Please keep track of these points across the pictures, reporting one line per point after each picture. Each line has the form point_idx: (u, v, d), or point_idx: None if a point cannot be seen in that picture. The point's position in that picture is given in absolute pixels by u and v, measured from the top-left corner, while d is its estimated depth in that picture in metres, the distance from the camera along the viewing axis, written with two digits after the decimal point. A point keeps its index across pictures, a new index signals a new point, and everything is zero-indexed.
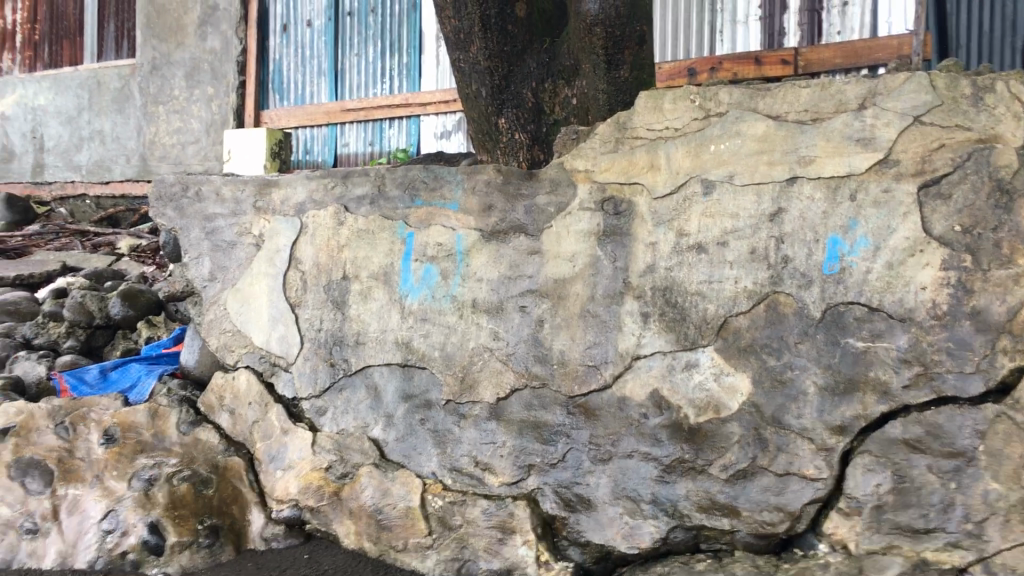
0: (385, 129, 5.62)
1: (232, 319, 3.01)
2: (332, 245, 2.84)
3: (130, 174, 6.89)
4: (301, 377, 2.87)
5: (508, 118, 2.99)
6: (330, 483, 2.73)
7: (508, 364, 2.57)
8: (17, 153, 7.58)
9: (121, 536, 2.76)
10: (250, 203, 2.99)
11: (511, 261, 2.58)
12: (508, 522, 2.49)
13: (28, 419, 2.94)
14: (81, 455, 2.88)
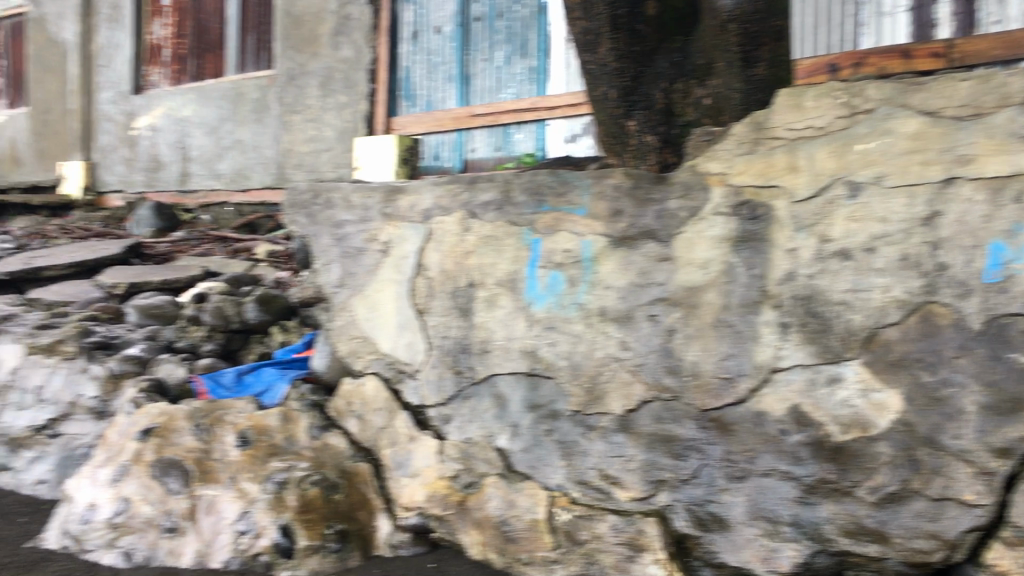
0: (512, 133, 5.60)
1: (360, 326, 3.02)
2: (458, 251, 2.81)
3: (267, 182, 7.13)
4: (427, 385, 2.86)
5: (638, 120, 2.87)
6: (456, 492, 2.71)
7: (637, 375, 2.48)
8: (164, 162, 7.93)
9: (254, 538, 2.71)
10: (378, 210, 3.00)
11: (641, 268, 2.49)
12: (638, 539, 2.41)
13: (168, 420, 3.06)
14: (217, 457, 2.94)
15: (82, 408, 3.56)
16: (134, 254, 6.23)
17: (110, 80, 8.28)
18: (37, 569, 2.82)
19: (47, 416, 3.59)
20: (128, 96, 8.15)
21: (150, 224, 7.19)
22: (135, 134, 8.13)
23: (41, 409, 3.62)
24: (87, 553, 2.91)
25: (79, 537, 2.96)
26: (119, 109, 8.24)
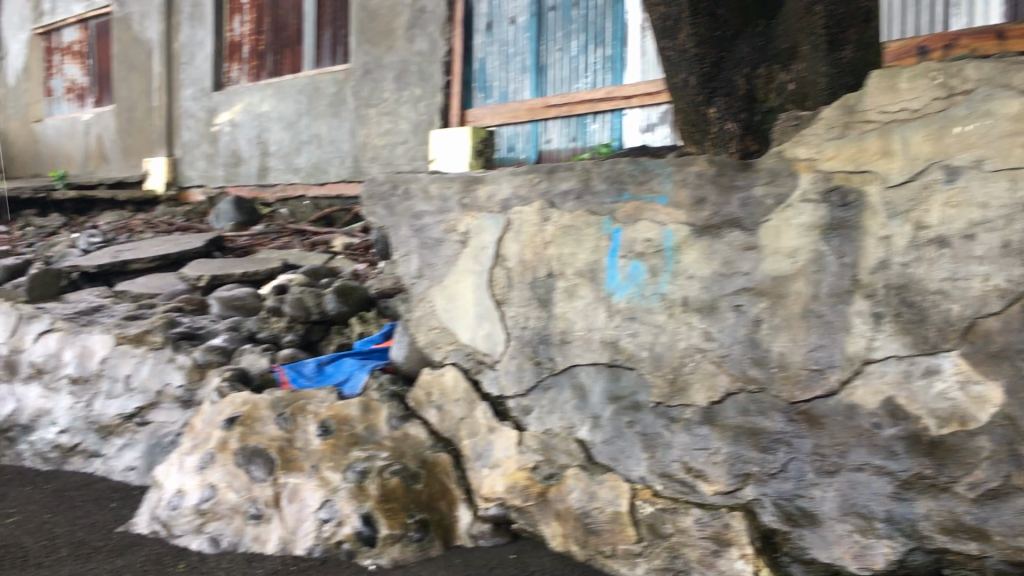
0: (588, 124, 5.56)
1: (439, 316, 3.02)
2: (537, 241, 2.79)
3: (344, 176, 7.22)
4: (507, 375, 2.85)
5: (719, 107, 2.78)
6: (537, 483, 2.67)
7: (722, 366, 2.43)
8: (244, 157, 8.09)
9: (337, 526, 2.74)
10: (456, 200, 2.99)
11: (725, 257, 2.43)
12: (723, 534, 2.36)
13: (252, 409, 3.11)
14: (299, 445, 2.97)
15: (168, 397, 3.65)
16: (216, 247, 6.36)
17: (192, 77, 8.46)
18: (128, 553, 2.97)
19: (136, 404, 3.70)
20: (209, 93, 8.33)
21: (231, 218, 7.33)
22: (216, 129, 8.31)
23: (131, 397, 3.73)
24: (177, 538, 3.00)
25: (168, 522, 3.04)
26: (201, 106, 8.42)
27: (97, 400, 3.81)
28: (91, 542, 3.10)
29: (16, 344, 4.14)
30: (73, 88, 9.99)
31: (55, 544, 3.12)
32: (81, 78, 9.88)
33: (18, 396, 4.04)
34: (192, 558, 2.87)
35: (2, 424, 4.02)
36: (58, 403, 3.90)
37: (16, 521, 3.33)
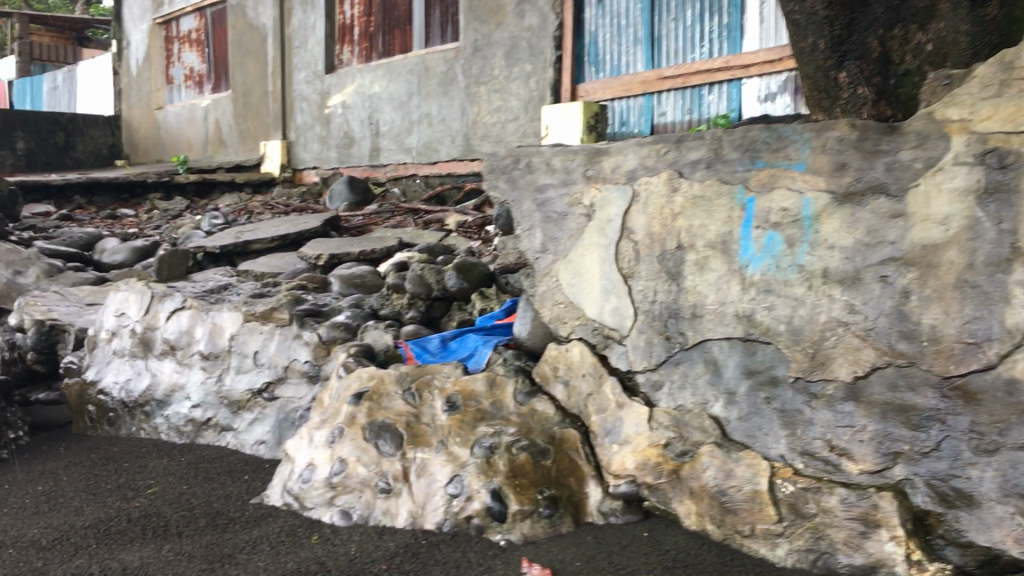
0: (704, 95, 5.43)
1: (565, 291, 2.98)
2: (665, 213, 2.72)
3: (455, 155, 7.25)
4: (635, 350, 2.79)
5: (850, 71, 2.67)
6: (669, 460, 2.60)
7: (868, 340, 2.32)
8: (356, 138, 8.22)
9: (466, 501, 2.75)
10: (581, 172, 2.93)
11: (869, 226, 2.31)
12: (872, 515, 2.26)
13: (379, 384, 3.15)
14: (426, 421, 2.99)
15: (296, 372, 3.73)
16: (332, 227, 6.46)
17: (305, 61, 8.62)
18: (263, 524, 3.04)
19: (265, 379, 3.79)
20: (321, 75, 8.47)
21: (344, 198, 7.45)
22: (330, 111, 8.45)
23: (260, 372, 3.82)
24: (309, 511, 3.05)
25: (300, 495, 3.10)
26: (314, 89, 8.58)
27: (227, 375, 3.92)
28: (227, 512, 3.20)
29: (150, 322, 4.27)
30: (192, 75, 10.29)
31: (194, 514, 3.23)
32: (199, 65, 10.16)
33: (153, 371, 4.19)
34: (324, 530, 2.92)
35: (138, 399, 4.18)
36: (191, 378, 4.03)
37: (156, 492, 3.47)
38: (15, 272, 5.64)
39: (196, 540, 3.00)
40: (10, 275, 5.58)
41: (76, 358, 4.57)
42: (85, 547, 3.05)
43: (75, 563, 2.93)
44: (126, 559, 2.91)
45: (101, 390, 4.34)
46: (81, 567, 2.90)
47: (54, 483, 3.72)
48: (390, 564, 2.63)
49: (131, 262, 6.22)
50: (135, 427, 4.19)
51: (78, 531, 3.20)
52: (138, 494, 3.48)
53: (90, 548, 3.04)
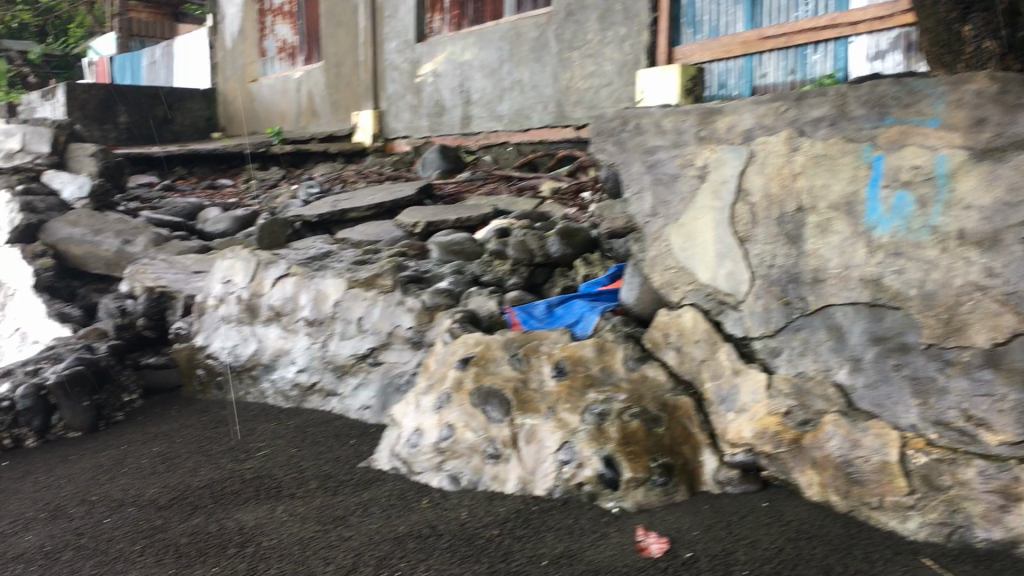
0: (808, 55, 5.21)
1: (676, 256, 2.91)
2: (784, 173, 2.61)
3: (547, 121, 7.18)
4: (752, 316, 2.71)
5: (975, 25, 2.51)
6: (790, 429, 2.52)
7: (1008, 306, 2.19)
8: (447, 107, 8.21)
9: (577, 467, 2.71)
10: (693, 133, 2.84)
11: (1012, 184, 2.17)
12: (1014, 488, 2.15)
13: (486, 350, 3.13)
14: (534, 387, 2.96)
15: (399, 338, 3.75)
16: (427, 195, 6.47)
17: (396, 29, 8.63)
18: (373, 487, 3.08)
19: (369, 344, 3.82)
20: (412, 44, 8.47)
21: (437, 166, 7.47)
22: (420, 80, 8.46)
23: (364, 338, 3.85)
24: (417, 475, 3.06)
25: (408, 460, 3.11)
26: (404, 58, 8.60)
27: (331, 341, 3.96)
28: (337, 475, 3.24)
29: (256, 289, 4.35)
30: (285, 47, 10.41)
31: (304, 476, 3.28)
32: (292, 37, 10.27)
33: (260, 337, 4.27)
34: (434, 495, 2.93)
35: (246, 363, 4.27)
36: (296, 344, 4.09)
37: (266, 454, 3.54)
38: (124, 242, 5.86)
39: (308, 502, 3.05)
40: (120, 244, 5.84)
41: (185, 324, 4.72)
42: (202, 507, 3.15)
43: (193, 522, 3.04)
44: (241, 520, 3.00)
45: (210, 355, 4.44)
46: (199, 526, 3.01)
47: (168, 444, 3.84)
48: (502, 530, 2.62)
49: (233, 232, 6.34)
50: (243, 390, 4.28)
51: (194, 490, 3.30)
52: (249, 455, 3.56)
53: (206, 507, 3.13)
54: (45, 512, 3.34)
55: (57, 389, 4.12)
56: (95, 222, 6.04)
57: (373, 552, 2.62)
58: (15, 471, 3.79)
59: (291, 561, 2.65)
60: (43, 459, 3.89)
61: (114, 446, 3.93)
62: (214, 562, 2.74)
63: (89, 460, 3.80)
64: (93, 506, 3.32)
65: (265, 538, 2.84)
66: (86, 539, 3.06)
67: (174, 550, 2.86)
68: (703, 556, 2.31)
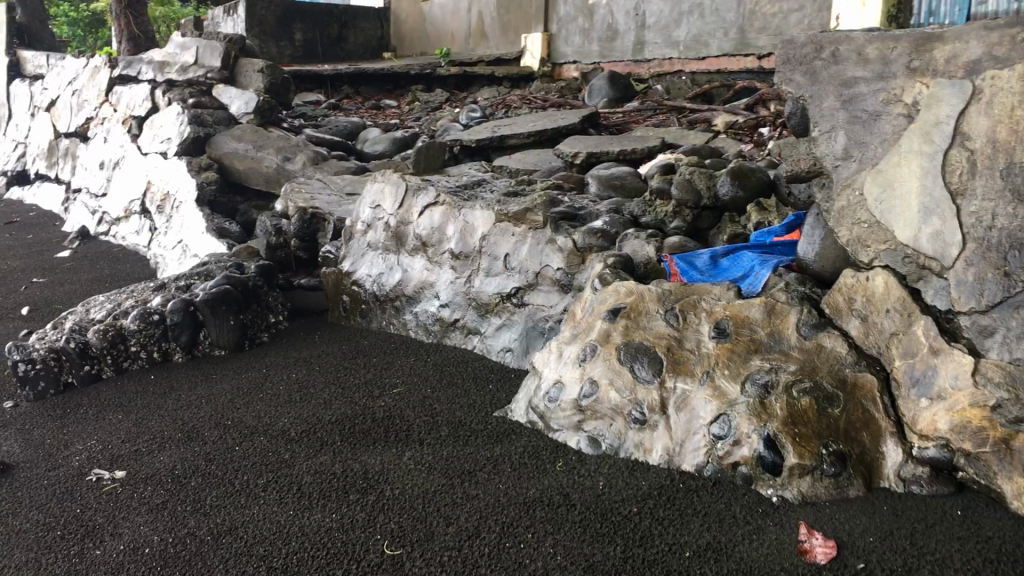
0: None
1: (871, 209, 2.46)
2: (1018, 116, 2.10)
3: (727, 49, 6.70)
4: (960, 286, 2.25)
5: None
6: (998, 427, 2.12)
7: None
8: (620, 31, 7.78)
9: (733, 445, 2.37)
10: (903, 64, 2.37)
11: None
12: None
13: (638, 301, 2.80)
14: (690, 347, 2.61)
15: (547, 280, 3.46)
16: (591, 124, 6.11)
17: None
18: (506, 441, 2.85)
19: (515, 284, 3.56)
20: None
21: (603, 94, 7.06)
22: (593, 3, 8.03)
23: (510, 276, 3.59)
24: (555, 432, 2.81)
25: (545, 414, 2.86)
26: None
27: (477, 278, 3.74)
28: (470, 423, 3.03)
29: (404, 216, 4.14)
30: None
31: (436, 421, 3.09)
32: None
33: (405, 267, 4.10)
34: (571, 457, 2.67)
35: (389, 293, 4.13)
36: (441, 277, 3.90)
37: (401, 393, 3.38)
38: (285, 158, 5.84)
39: (437, 451, 2.86)
40: (280, 161, 5.82)
41: (334, 248, 4.56)
42: (330, 444, 3.03)
43: (319, 460, 2.92)
44: (367, 462, 2.85)
45: (355, 282, 4.31)
46: (324, 465, 2.88)
47: (307, 372, 3.74)
48: (641, 507, 2.33)
49: (392, 153, 6.22)
50: (386, 321, 4.17)
51: (324, 426, 3.18)
52: (383, 393, 3.41)
53: (334, 446, 3.01)
54: (180, 432, 3.30)
55: (204, 307, 4.10)
56: (259, 137, 6.01)
57: (498, 517, 2.39)
58: (160, 386, 3.79)
59: (412, 517, 2.47)
60: (187, 376, 3.89)
61: (255, 369, 3.88)
62: (335, 507, 2.59)
63: (229, 382, 3.76)
64: (226, 431, 3.26)
65: (389, 486, 2.67)
66: (215, 465, 2.99)
67: (296, 489, 2.74)
68: (879, 570, 1.97)
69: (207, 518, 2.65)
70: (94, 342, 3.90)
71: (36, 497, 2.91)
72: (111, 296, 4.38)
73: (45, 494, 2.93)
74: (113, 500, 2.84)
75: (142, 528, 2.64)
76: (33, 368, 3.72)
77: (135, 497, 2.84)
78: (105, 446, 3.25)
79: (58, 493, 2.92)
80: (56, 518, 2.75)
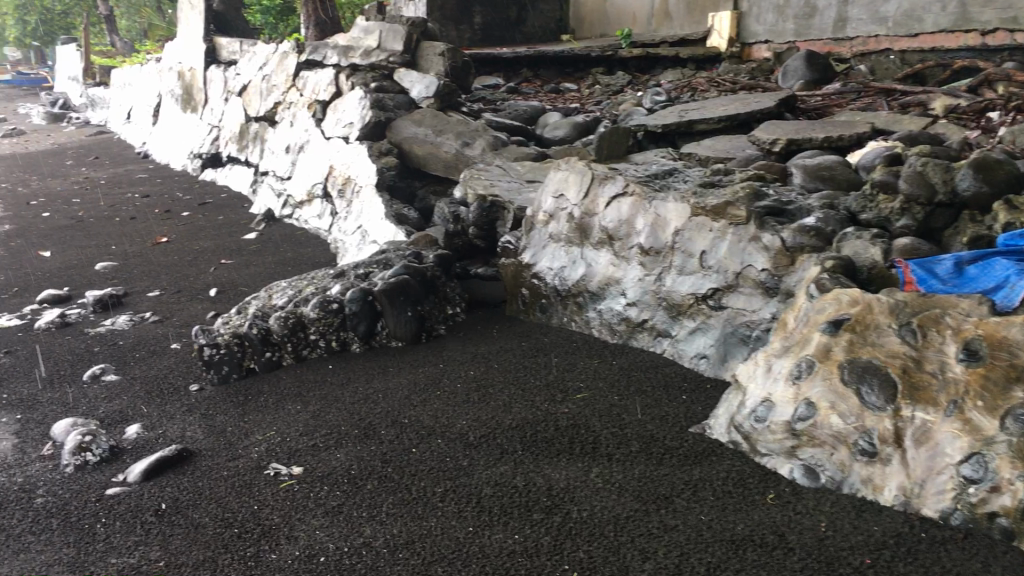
0: None
1: None
2: None
3: (944, 25, 6.12)
4: None
5: None
6: None
7: None
8: (819, 7, 7.22)
9: (990, 493, 2.02)
10: None
11: None
12: None
13: (865, 312, 2.42)
14: (932, 370, 2.22)
15: (750, 281, 3.13)
16: (788, 107, 5.65)
17: None
18: (705, 465, 2.56)
19: (712, 285, 3.25)
20: None
21: (800, 76, 6.53)
22: None
23: (706, 277, 3.28)
24: (762, 457, 2.52)
25: (751, 435, 2.56)
26: None
27: (669, 275, 3.44)
28: (663, 440, 2.76)
29: (590, 207, 3.89)
30: None
31: (625, 435, 2.83)
32: None
33: (590, 261, 3.85)
34: (783, 489, 2.38)
35: (571, 288, 3.89)
36: (629, 273, 3.63)
37: (585, 400, 3.14)
38: (463, 144, 5.68)
39: (628, 469, 2.60)
40: (459, 147, 5.68)
41: (513, 239, 4.35)
42: (511, 453, 2.83)
43: (500, 471, 2.72)
44: (551, 478, 2.63)
45: (536, 275, 4.10)
46: (505, 477, 2.68)
47: (485, 370, 3.57)
48: (875, 559, 2.04)
49: (572, 139, 5.96)
50: (567, 318, 3.94)
51: (503, 432, 2.99)
52: (566, 398, 3.19)
53: (515, 456, 2.80)
54: (357, 429, 3.19)
55: (382, 297, 3.99)
56: (439, 121, 5.91)
57: (702, 556, 2.13)
58: (338, 377, 3.72)
59: (603, 546, 2.23)
60: (364, 367, 3.80)
61: (432, 363, 3.74)
62: (518, 528, 2.38)
63: (405, 376, 3.63)
64: (404, 430, 3.12)
65: (577, 507, 2.44)
66: (392, 468, 2.85)
67: (475, 503, 2.56)
68: None
69: (384, 527, 2.50)
70: (275, 328, 3.89)
71: (216, 489, 2.86)
72: (292, 282, 4.37)
73: (225, 486, 2.87)
74: (289, 499, 2.73)
75: (318, 532, 2.52)
76: (218, 352, 3.75)
77: (312, 498, 2.73)
78: (284, 439, 3.18)
79: (237, 486, 2.86)
80: (235, 515, 2.68)
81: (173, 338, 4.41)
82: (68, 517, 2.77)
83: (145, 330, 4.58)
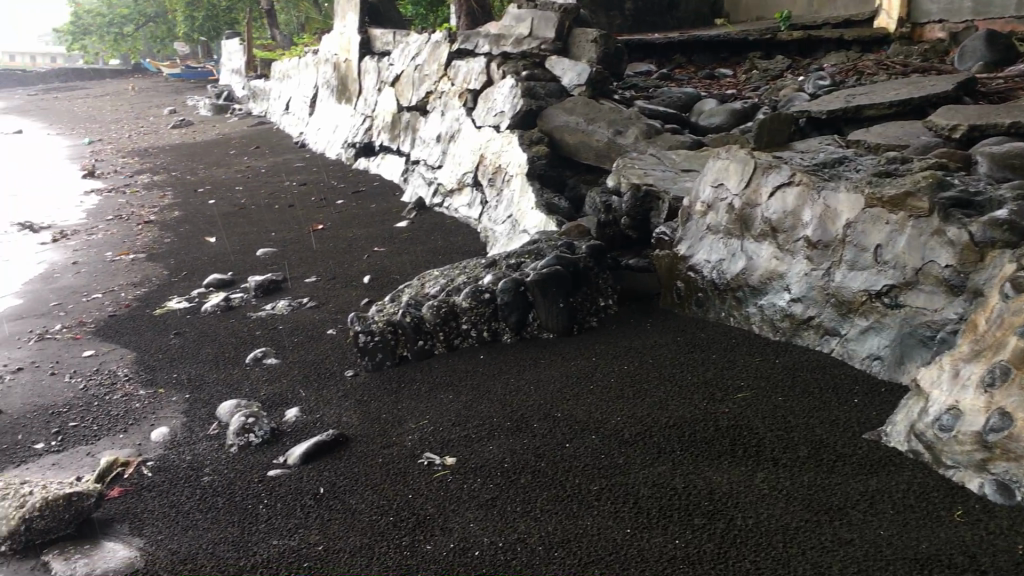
0: None
1: None
2: None
3: None
4: None
5: None
6: None
7: None
8: None
9: None
10: None
11: None
12: None
13: None
14: None
15: (931, 279, 2.91)
16: (967, 91, 5.27)
17: None
18: (883, 475, 2.39)
19: (887, 281, 3.04)
20: None
21: (979, 58, 6.10)
22: None
23: (881, 273, 3.07)
24: (948, 470, 2.34)
25: (935, 445, 2.37)
26: None
27: (839, 270, 3.24)
28: (834, 446, 2.59)
29: (751, 197, 3.72)
30: None
31: (792, 439, 2.68)
32: None
33: (751, 254, 3.68)
34: (972, 506, 2.19)
35: (730, 281, 3.74)
36: (794, 268, 3.45)
37: (746, 400, 3.00)
38: (616, 132, 5.56)
39: (796, 476, 2.46)
40: (611, 135, 5.56)
41: (669, 230, 4.21)
42: (669, 453, 2.72)
43: (657, 471, 2.62)
44: (712, 481, 2.51)
45: (692, 268, 3.96)
46: (663, 478, 2.58)
47: (639, 364, 3.47)
48: None
49: (729, 127, 5.75)
50: (725, 312, 3.79)
51: (660, 430, 2.88)
52: (726, 397, 3.05)
53: (672, 457, 2.69)
54: (509, 421, 3.15)
55: (535, 288, 3.94)
56: (591, 109, 5.81)
57: None
58: (489, 367, 3.70)
59: (771, 558, 2.10)
60: (515, 358, 3.77)
61: (584, 356, 3.67)
62: (679, 532, 2.28)
63: (556, 369, 3.58)
64: (557, 424, 3.06)
65: (741, 514, 2.31)
66: (546, 463, 2.80)
67: (632, 503, 2.47)
68: None
69: (538, 524, 2.44)
70: (427, 317, 3.91)
71: (371, 476, 2.88)
72: (444, 270, 4.39)
73: (379, 473, 2.89)
74: (443, 490, 2.72)
75: (471, 525, 2.48)
76: (372, 340, 3.82)
77: (465, 489, 2.70)
78: (436, 428, 3.17)
79: (392, 474, 2.87)
80: (390, 503, 2.68)
81: (329, 324, 4.50)
82: (233, 496, 2.85)
83: (303, 316, 4.69)
